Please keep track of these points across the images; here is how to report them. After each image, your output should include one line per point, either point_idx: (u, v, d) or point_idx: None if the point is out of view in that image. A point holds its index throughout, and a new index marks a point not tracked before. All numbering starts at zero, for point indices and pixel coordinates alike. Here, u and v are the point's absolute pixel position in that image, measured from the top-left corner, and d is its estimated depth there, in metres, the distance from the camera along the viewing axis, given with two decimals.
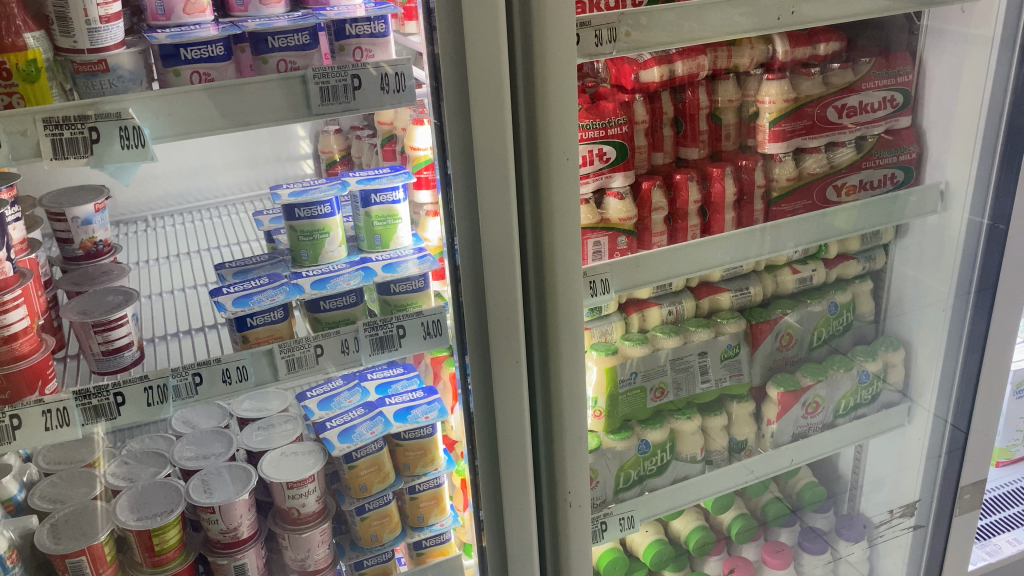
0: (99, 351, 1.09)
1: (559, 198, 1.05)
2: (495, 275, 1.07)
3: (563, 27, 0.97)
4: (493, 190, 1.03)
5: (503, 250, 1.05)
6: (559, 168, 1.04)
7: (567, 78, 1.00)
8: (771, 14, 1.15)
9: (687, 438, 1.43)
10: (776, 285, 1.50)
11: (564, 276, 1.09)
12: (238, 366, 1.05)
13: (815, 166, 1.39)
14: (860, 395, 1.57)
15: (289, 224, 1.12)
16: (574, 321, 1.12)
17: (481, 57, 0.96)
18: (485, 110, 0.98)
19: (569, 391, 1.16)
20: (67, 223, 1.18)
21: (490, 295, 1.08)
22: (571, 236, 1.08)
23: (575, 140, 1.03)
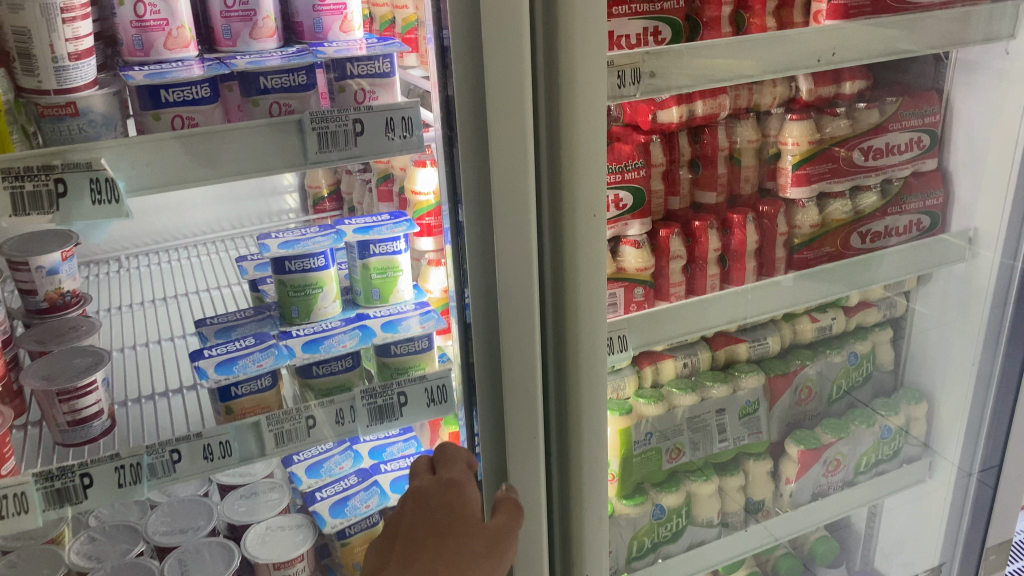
0: (64, 423, 0.97)
1: (584, 265, 0.91)
2: (512, 337, 0.94)
3: (592, 77, 0.83)
4: (512, 242, 0.89)
5: (521, 307, 0.92)
6: (585, 232, 0.90)
7: (597, 132, 0.86)
8: (811, 56, 1.07)
9: (704, 501, 1.33)
10: (794, 335, 1.41)
11: (587, 340, 0.95)
12: (222, 441, 0.94)
13: (838, 212, 1.31)
14: (882, 451, 1.47)
15: (278, 277, 1.02)
16: (597, 400, 0.98)
17: (497, 91, 0.82)
18: (502, 151, 0.85)
19: (590, 475, 1.03)
20: (31, 272, 1.06)
21: (507, 359, 0.95)
22: (596, 307, 0.93)
23: (604, 202, 0.89)
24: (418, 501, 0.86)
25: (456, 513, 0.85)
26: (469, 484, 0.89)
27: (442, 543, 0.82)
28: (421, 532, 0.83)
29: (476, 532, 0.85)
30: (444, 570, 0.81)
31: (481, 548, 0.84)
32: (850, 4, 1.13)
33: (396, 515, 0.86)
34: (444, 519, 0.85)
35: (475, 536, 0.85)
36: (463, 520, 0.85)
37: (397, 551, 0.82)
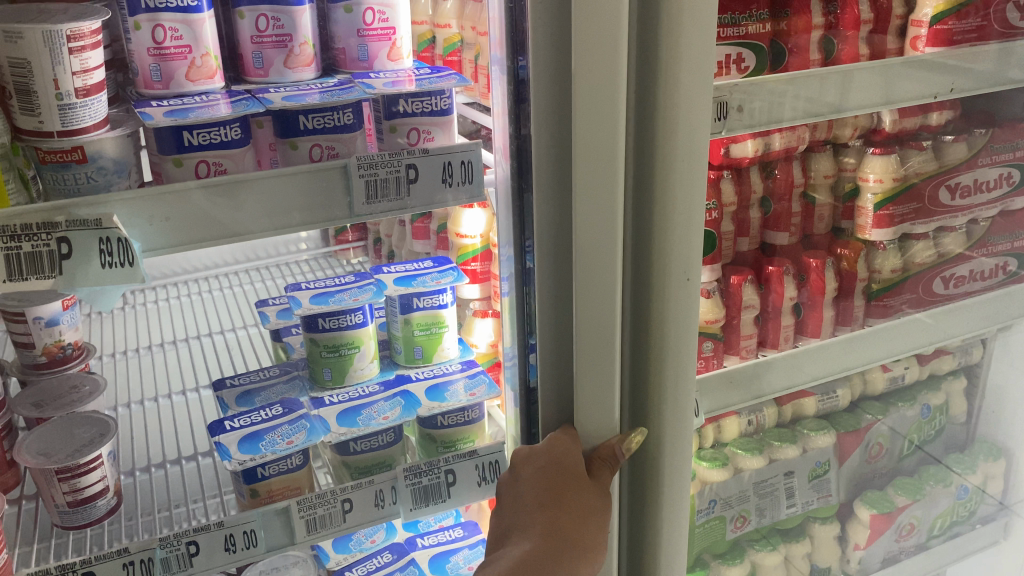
0: (64, 503, 0.85)
1: (673, 328, 0.79)
2: (587, 383, 0.80)
3: (695, 112, 0.71)
4: (594, 271, 0.75)
5: (601, 346, 0.78)
6: (676, 290, 0.78)
7: (697, 176, 0.74)
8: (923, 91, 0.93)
9: (770, 573, 1.20)
10: (865, 386, 1.29)
11: (672, 382, 0.82)
12: (246, 530, 0.81)
13: (922, 256, 1.18)
14: (957, 512, 1.34)
15: (309, 336, 0.90)
16: (680, 479, 0.86)
17: (585, 92, 0.69)
18: (589, 165, 0.71)
19: (668, 562, 0.90)
20: (27, 325, 0.94)
21: (581, 406, 0.81)
22: (685, 375, 0.81)
23: (700, 256, 0.77)
24: (530, 468, 0.82)
25: (568, 477, 0.80)
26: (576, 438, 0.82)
27: (559, 501, 0.80)
28: (537, 494, 0.81)
29: (594, 495, 0.81)
30: (564, 520, 0.80)
31: (596, 502, 0.81)
32: (955, 28, 1.00)
33: (511, 478, 0.84)
34: (557, 478, 0.81)
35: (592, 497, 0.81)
36: (577, 477, 0.81)
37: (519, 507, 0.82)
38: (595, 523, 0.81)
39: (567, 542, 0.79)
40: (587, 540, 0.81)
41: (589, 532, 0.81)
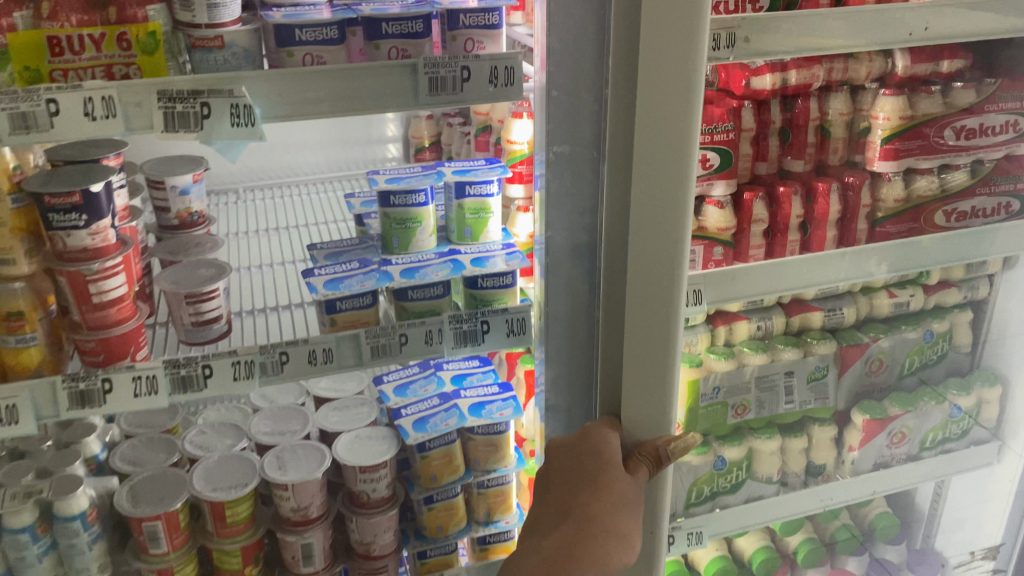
0: (189, 323, 1.11)
1: None
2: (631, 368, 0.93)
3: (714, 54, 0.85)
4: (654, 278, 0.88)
5: (650, 341, 0.91)
6: None
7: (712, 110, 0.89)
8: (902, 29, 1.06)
9: (765, 458, 1.38)
10: (871, 308, 1.44)
11: None
12: (325, 348, 1.05)
13: (925, 189, 1.33)
14: (950, 429, 1.48)
15: (382, 210, 1.11)
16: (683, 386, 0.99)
17: (661, 127, 0.82)
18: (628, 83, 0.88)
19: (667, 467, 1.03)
20: (166, 191, 1.20)
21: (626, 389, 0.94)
22: None
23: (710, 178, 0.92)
24: (568, 457, 0.96)
25: (598, 457, 0.94)
26: (611, 429, 0.97)
27: (594, 486, 0.92)
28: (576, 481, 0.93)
29: (615, 480, 0.92)
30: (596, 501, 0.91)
31: (628, 491, 0.92)
32: None
33: (549, 469, 0.98)
34: (593, 465, 0.93)
35: (618, 481, 0.92)
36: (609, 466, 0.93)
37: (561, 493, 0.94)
38: (618, 513, 0.91)
39: (585, 518, 0.90)
40: (609, 529, 0.90)
41: (610, 520, 0.90)
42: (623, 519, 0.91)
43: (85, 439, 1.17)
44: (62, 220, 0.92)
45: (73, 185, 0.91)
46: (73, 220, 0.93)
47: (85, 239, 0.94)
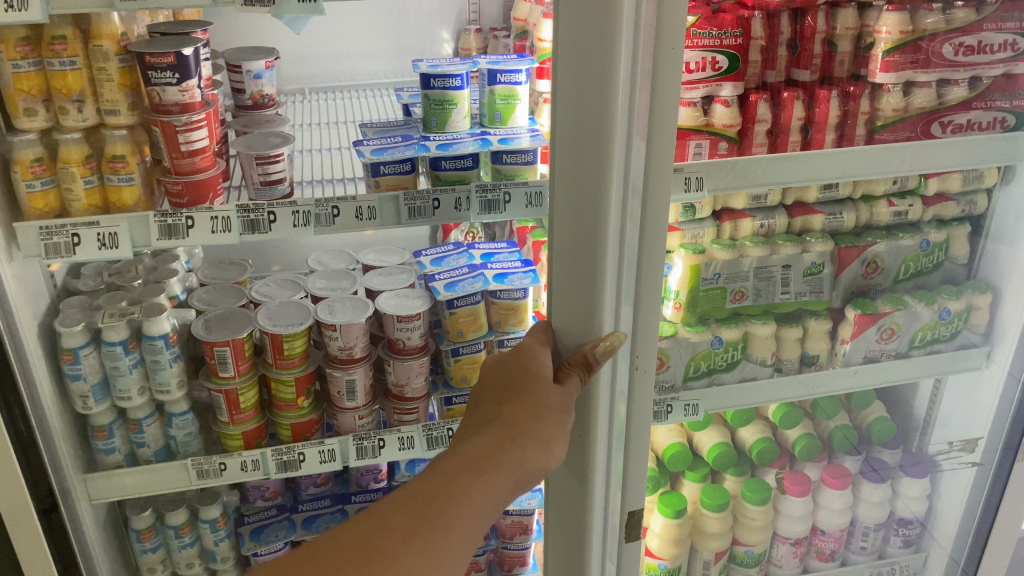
0: (259, 181, 1.30)
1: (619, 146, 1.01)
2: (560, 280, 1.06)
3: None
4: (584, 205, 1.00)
5: (579, 258, 1.04)
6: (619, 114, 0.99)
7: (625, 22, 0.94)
8: None
9: (760, 342, 1.54)
10: (870, 216, 1.57)
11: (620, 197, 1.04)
12: (370, 206, 1.23)
13: (922, 101, 1.44)
14: (939, 331, 1.60)
15: (424, 92, 1.29)
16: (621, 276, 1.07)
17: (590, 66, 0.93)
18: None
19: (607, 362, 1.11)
20: (242, 75, 1.40)
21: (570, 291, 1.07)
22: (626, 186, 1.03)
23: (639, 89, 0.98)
24: (498, 373, 1.03)
25: (525, 371, 1.01)
26: (541, 350, 1.04)
27: (522, 393, 0.98)
28: (503, 392, 1.00)
29: (544, 391, 0.98)
30: (525, 410, 0.97)
31: (556, 402, 0.99)
32: None
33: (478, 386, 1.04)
34: (521, 377, 1.00)
35: (546, 393, 0.98)
36: (535, 377, 1.00)
37: (492, 404, 0.99)
38: (544, 420, 0.96)
39: (510, 424, 0.95)
40: (535, 435, 0.95)
41: (536, 427, 0.96)
42: (549, 427, 0.97)
43: (169, 279, 1.40)
44: (159, 78, 1.13)
45: (170, 48, 1.11)
46: (168, 77, 1.13)
47: (178, 95, 1.15)
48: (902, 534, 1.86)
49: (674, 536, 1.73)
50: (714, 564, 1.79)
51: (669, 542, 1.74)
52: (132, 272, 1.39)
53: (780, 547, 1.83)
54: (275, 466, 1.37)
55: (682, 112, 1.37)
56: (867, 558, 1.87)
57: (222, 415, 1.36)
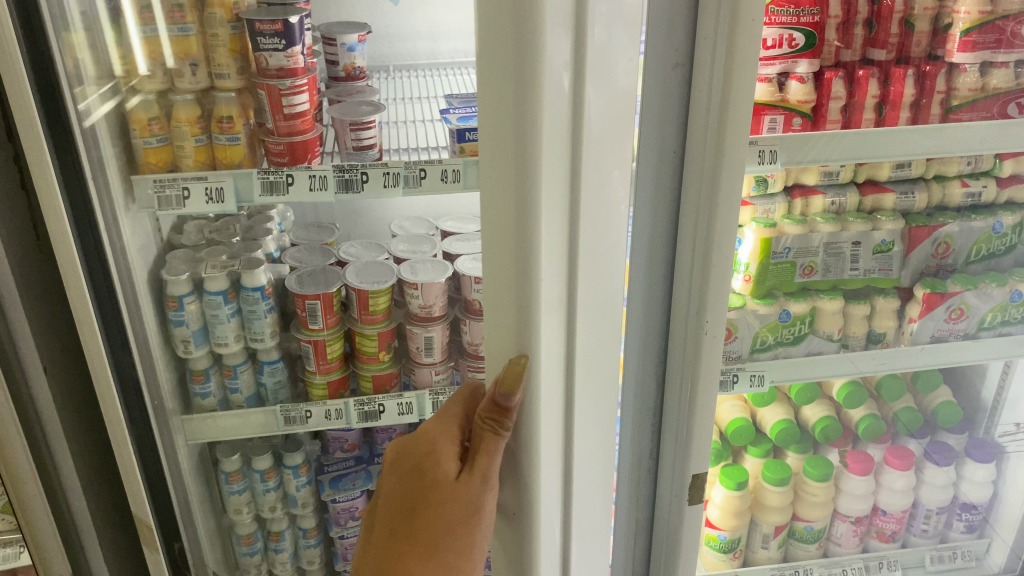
0: (351, 146, 1.39)
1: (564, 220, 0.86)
2: (491, 330, 0.91)
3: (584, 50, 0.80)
4: (515, 241, 0.84)
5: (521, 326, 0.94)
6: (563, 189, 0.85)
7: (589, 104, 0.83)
8: None
9: (828, 317, 1.57)
10: (943, 196, 1.57)
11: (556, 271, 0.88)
12: (455, 170, 1.28)
13: (999, 81, 1.45)
14: (1010, 313, 1.59)
15: None
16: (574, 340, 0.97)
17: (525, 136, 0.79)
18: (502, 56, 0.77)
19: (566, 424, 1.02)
20: (337, 48, 1.47)
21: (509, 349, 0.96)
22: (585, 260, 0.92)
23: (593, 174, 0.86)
24: (395, 474, 0.97)
25: (423, 481, 0.94)
26: (445, 450, 0.94)
27: (414, 518, 0.94)
28: (399, 507, 0.96)
29: (436, 513, 0.93)
30: (419, 537, 0.94)
31: (457, 519, 0.93)
32: None
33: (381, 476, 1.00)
34: (415, 490, 0.95)
35: (443, 509, 0.93)
36: (430, 491, 0.94)
37: (389, 520, 0.97)
38: (441, 550, 0.94)
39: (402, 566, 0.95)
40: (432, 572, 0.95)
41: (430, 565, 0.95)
42: (445, 550, 0.94)
43: (265, 237, 1.49)
44: (268, 44, 1.22)
45: (277, 16, 1.21)
46: (275, 43, 1.22)
47: (283, 61, 1.24)
48: (965, 519, 1.85)
49: (736, 508, 1.75)
50: (773, 538, 1.81)
51: (730, 514, 1.76)
52: (231, 230, 1.49)
53: (840, 524, 1.85)
54: (356, 415, 1.45)
55: (759, 87, 1.41)
56: (928, 542, 1.86)
57: (310, 364, 1.44)
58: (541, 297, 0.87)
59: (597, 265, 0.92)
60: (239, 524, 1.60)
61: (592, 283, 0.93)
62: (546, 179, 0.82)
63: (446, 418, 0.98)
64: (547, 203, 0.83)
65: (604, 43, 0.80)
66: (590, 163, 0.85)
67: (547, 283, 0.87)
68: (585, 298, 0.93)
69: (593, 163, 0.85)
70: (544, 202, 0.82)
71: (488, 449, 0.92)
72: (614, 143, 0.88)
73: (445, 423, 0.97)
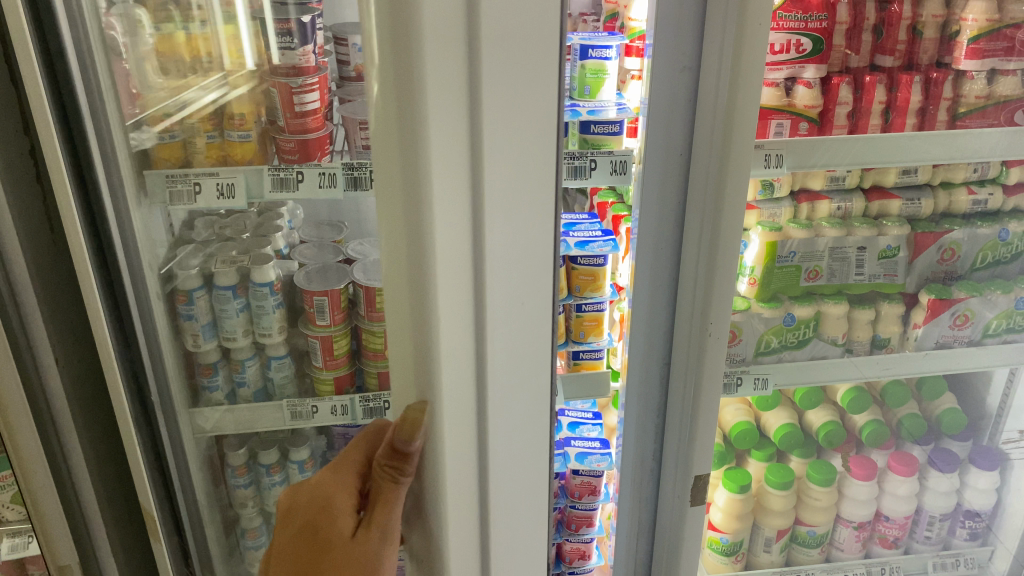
0: (361, 145, 1.40)
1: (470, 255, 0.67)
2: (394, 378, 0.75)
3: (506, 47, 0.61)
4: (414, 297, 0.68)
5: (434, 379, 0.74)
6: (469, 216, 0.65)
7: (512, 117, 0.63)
8: None
9: (833, 321, 1.58)
10: (949, 203, 1.58)
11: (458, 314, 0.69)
12: None
13: (1007, 89, 1.45)
14: (1016, 320, 1.58)
15: None
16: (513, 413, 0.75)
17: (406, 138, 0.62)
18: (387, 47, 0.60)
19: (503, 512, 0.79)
20: (349, 47, 1.49)
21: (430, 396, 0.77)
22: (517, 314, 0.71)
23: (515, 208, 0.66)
24: (285, 530, 0.80)
25: (316, 540, 0.78)
26: (340, 503, 0.77)
27: None
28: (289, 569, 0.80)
29: None
30: None
31: None
32: None
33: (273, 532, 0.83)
34: (306, 550, 0.78)
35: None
36: (323, 551, 0.78)
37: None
38: None
39: None
40: None
41: None
42: None
43: (273, 234, 1.47)
44: (280, 42, 1.25)
45: (291, 15, 1.23)
46: (289, 42, 1.25)
47: (296, 59, 1.26)
48: (968, 527, 1.84)
49: (738, 511, 1.76)
50: (775, 543, 1.81)
51: (732, 517, 1.77)
52: (241, 226, 1.50)
53: (843, 530, 1.85)
54: (361, 412, 1.46)
55: (765, 92, 1.42)
56: (931, 548, 1.86)
57: (317, 360, 1.46)
58: (444, 364, 0.69)
59: (529, 347, 0.73)
60: (245, 518, 1.62)
61: (522, 370, 0.73)
62: (442, 228, 0.64)
63: (345, 464, 0.80)
64: (444, 247, 0.65)
65: (516, 70, 0.62)
66: (502, 216, 0.66)
67: (453, 354, 0.69)
68: (512, 386, 0.73)
69: (508, 217, 0.66)
70: (438, 255, 0.65)
71: (387, 498, 0.74)
72: (548, 195, 0.67)
73: (341, 473, 0.79)
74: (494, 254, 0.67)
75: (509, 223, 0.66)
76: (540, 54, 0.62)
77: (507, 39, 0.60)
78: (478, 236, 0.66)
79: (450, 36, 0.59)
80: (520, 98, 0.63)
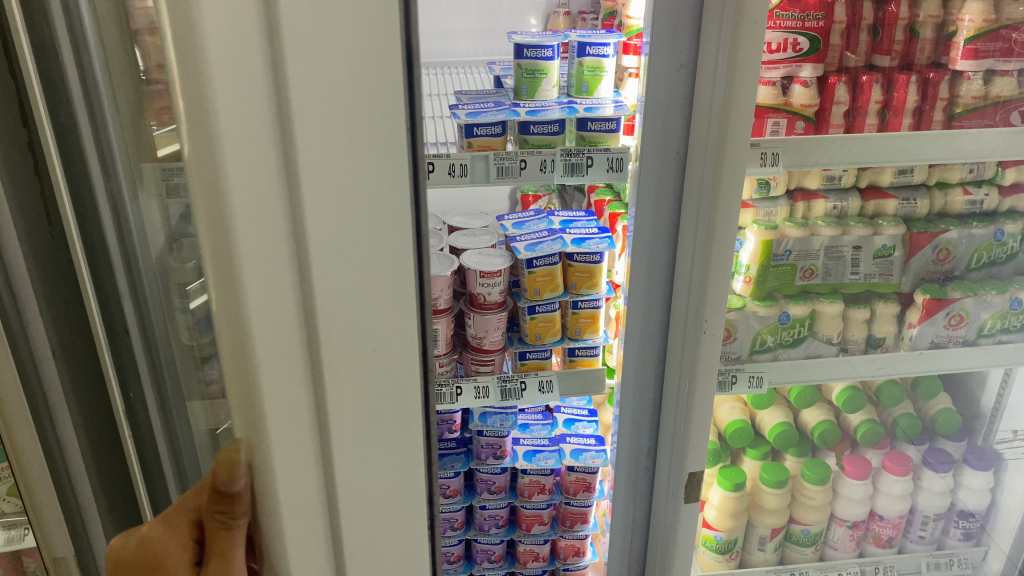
0: None
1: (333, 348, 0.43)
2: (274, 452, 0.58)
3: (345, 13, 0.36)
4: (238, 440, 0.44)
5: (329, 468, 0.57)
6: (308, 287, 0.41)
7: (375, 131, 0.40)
8: None
9: (827, 320, 1.58)
10: (945, 204, 1.58)
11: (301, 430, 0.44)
12: (461, 164, 1.34)
13: (1003, 89, 1.45)
14: (1010, 320, 1.59)
15: (518, 61, 1.46)
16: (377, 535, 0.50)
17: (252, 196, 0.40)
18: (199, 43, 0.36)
19: None
20: None
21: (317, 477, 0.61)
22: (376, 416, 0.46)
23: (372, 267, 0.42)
24: None
25: None
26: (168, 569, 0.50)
27: None
28: None
29: None
30: None
31: None
32: None
33: None
34: None
35: None
36: None
37: None
38: None
39: None
40: None
41: None
42: None
43: None
44: None
45: None
46: None
47: None
48: (962, 527, 1.85)
49: (731, 509, 1.77)
50: (769, 540, 1.83)
51: (726, 515, 1.78)
52: None
53: (837, 529, 1.86)
54: None
55: (761, 90, 1.43)
56: (924, 547, 1.87)
57: None
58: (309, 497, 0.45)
59: (406, 472, 0.48)
60: None
61: (406, 505, 0.49)
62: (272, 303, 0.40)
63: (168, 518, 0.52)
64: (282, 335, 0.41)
65: (346, 99, 0.38)
66: (338, 297, 0.41)
67: (297, 498, 0.45)
68: (393, 527, 0.49)
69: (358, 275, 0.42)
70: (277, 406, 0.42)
71: (222, 553, 0.48)
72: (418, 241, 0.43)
73: (172, 527, 0.51)
74: (335, 356, 0.42)
75: (347, 306, 0.42)
76: (383, 52, 0.38)
77: (325, 29, 0.36)
78: (315, 332, 0.42)
79: (244, 35, 0.35)
80: (351, 141, 0.39)
